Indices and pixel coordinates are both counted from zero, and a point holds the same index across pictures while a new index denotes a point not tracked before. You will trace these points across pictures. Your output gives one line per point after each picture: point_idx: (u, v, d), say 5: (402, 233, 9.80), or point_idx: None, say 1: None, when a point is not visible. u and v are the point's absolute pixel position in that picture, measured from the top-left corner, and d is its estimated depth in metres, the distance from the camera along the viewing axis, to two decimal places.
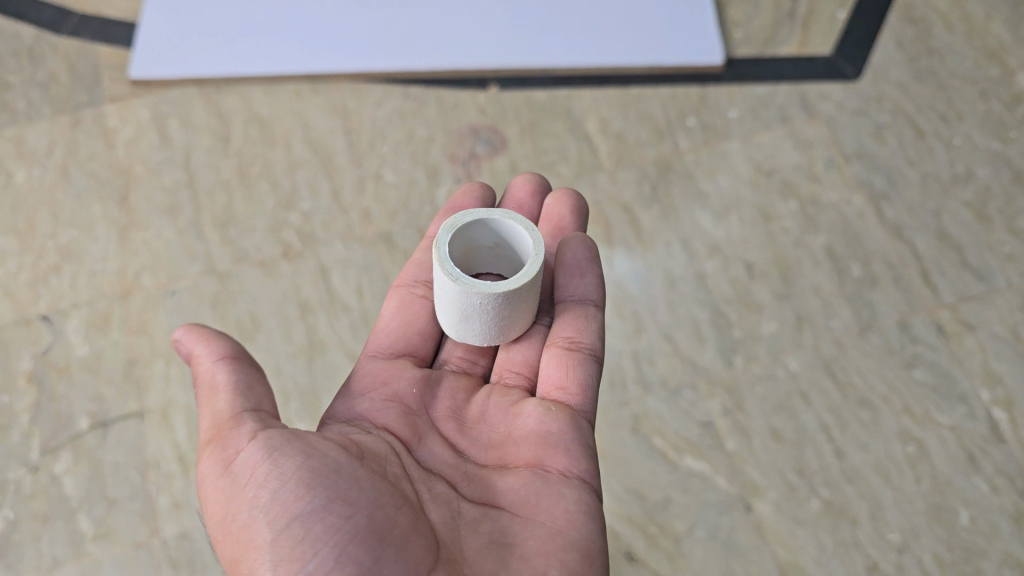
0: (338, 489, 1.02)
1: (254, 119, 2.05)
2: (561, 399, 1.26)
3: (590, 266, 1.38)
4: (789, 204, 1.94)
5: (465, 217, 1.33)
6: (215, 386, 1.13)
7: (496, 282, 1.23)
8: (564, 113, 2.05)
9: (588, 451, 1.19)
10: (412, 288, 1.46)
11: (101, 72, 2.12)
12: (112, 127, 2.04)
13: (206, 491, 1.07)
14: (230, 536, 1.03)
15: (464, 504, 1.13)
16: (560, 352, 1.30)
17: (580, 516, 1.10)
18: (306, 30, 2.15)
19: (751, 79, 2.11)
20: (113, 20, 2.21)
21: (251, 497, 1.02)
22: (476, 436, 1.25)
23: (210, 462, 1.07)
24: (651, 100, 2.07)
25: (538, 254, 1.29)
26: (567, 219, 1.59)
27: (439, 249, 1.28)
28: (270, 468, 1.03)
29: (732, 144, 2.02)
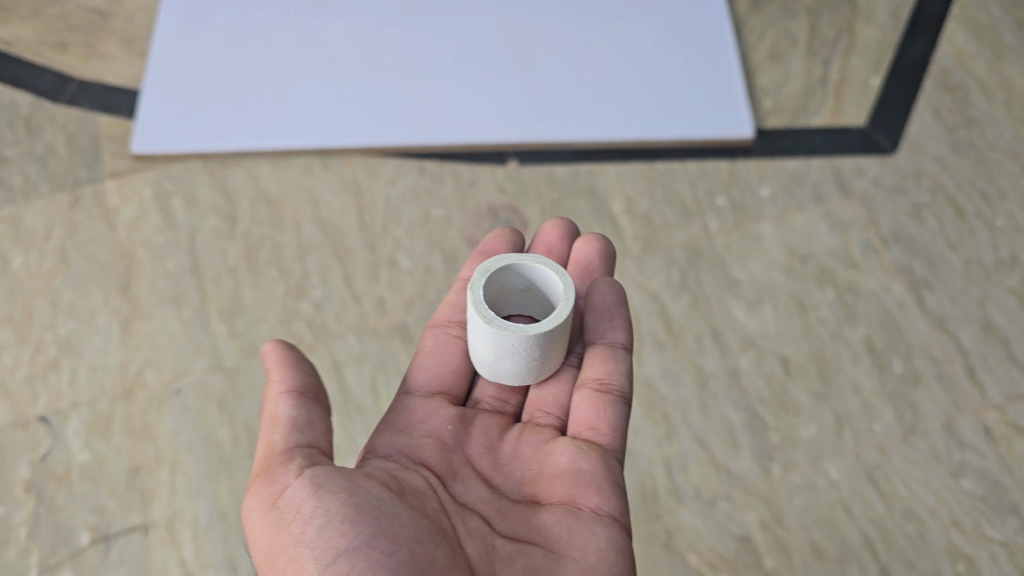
0: (380, 526, 1.02)
1: (262, 196, 1.94)
2: (592, 438, 1.27)
3: (619, 311, 1.39)
4: (826, 293, 1.85)
5: (497, 262, 1.29)
6: (275, 418, 1.15)
7: (530, 324, 1.21)
8: (588, 190, 1.95)
9: (619, 490, 1.21)
10: (446, 328, 1.42)
11: (102, 146, 2.01)
12: (113, 207, 1.93)
13: (253, 524, 1.08)
14: (276, 568, 1.04)
15: (498, 540, 1.13)
16: (591, 393, 1.32)
17: (609, 553, 1.12)
18: (316, 99, 2.04)
19: (782, 152, 2.01)
20: (113, 87, 2.10)
21: (298, 532, 1.03)
22: (510, 472, 1.25)
23: (259, 492, 1.08)
24: (679, 176, 1.98)
25: (567, 296, 1.26)
26: (596, 264, 1.54)
27: (473, 292, 1.26)
28: (316, 504, 1.03)
29: (764, 225, 1.92)
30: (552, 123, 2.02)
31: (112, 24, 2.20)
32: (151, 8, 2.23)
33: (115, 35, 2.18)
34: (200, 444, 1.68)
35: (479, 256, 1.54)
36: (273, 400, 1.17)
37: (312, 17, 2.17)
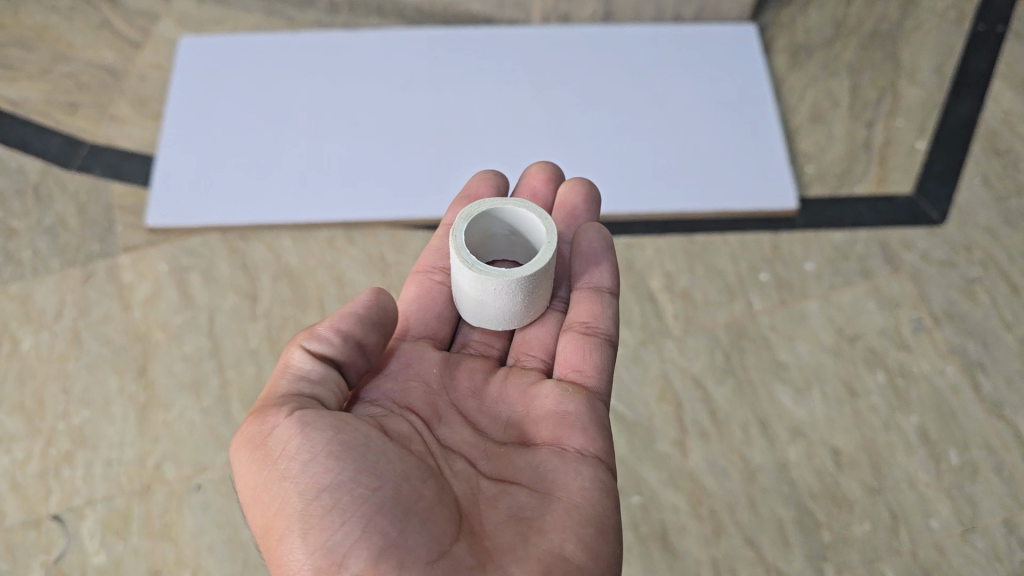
0: (366, 463, 0.99)
1: (284, 272, 1.85)
2: (579, 380, 1.25)
3: (605, 255, 1.37)
4: (877, 376, 1.77)
5: (478, 208, 1.31)
6: (288, 362, 1.12)
7: (511, 269, 1.22)
8: (626, 265, 1.88)
9: (605, 431, 1.16)
10: (432, 274, 1.43)
11: (115, 216, 1.92)
12: (128, 284, 1.84)
13: (240, 464, 1.05)
14: (260, 504, 1.00)
15: (483, 480, 1.09)
16: (578, 336, 1.30)
17: (597, 492, 1.06)
18: (341, 169, 1.95)
19: (826, 225, 1.94)
20: (126, 151, 2.02)
21: (282, 469, 0.99)
22: (496, 416, 1.22)
23: (249, 428, 1.05)
24: (720, 250, 1.90)
25: (550, 240, 1.27)
26: (580, 207, 1.57)
27: (457, 238, 1.27)
28: (303, 441, 1.00)
29: (810, 303, 1.84)
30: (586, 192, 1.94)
31: (124, 83, 2.11)
32: (165, 65, 2.14)
33: (127, 95, 2.09)
34: (222, 544, 1.56)
35: (463, 201, 1.56)
36: (292, 351, 1.14)
37: (335, 80, 2.09)
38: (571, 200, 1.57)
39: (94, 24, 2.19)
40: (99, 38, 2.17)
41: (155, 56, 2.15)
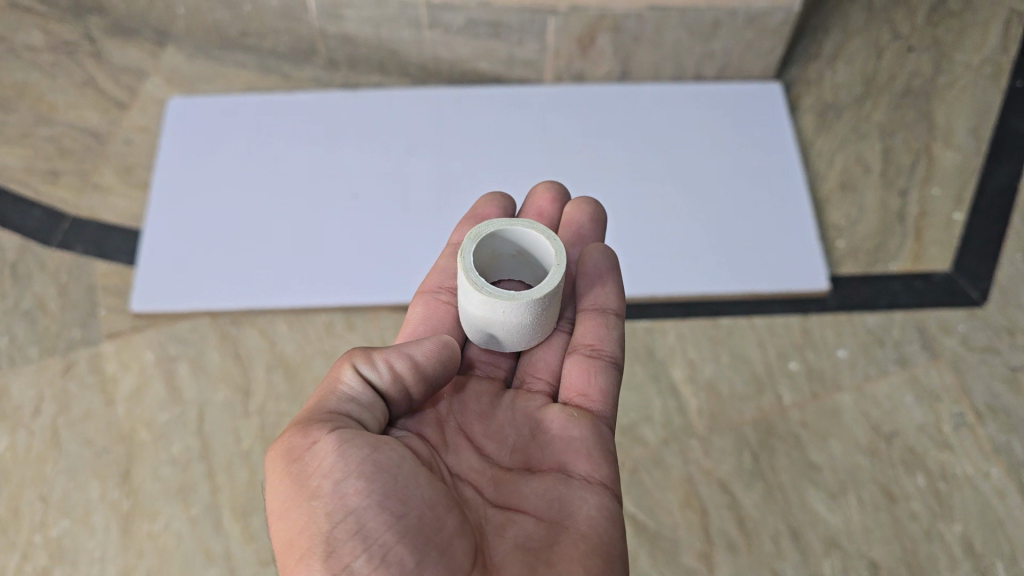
0: (395, 487, 0.98)
1: (279, 361, 1.73)
2: (584, 405, 1.20)
3: (611, 276, 1.32)
4: (916, 479, 1.63)
5: (486, 229, 1.21)
6: (336, 379, 1.09)
7: (521, 292, 1.15)
8: (646, 353, 1.75)
9: (611, 457, 1.12)
10: (437, 294, 1.35)
11: (98, 298, 1.80)
12: (111, 375, 1.71)
13: (272, 474, 1.02)
14: (286, 519, 0.98)
15: (490, 509, 1.08)
16: (583, 359, 1.24)
17: (603, 521, 1.04)
18: (338, 244, 1.82)
19: (859, 306, 1.81)
20: (110, 225, 1.89)
21: (314, 487, 0.97)
22: (503, 438, 1.18)
23: (287, 436, 1.03)
24: (746, 335, 1.77)
25: (560, 262, 1.19)
26: (587, 228, 1.48)
27: (465, 258, 1.19)
28: (338, 460, 0.98)
29: (844, 396, 1.71)
30: None
31: (109, 148, 1.97)
32: (153, 128, 2.00)
33: (112, 161, 1.96)
34: None
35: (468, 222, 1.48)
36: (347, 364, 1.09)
37: (333, 145, 1.95)
38: (579, 220, 1.48)
39: (77, 82, 2.05)
40: (83, 97, 2.03)
41: (142, 117, 2.02)
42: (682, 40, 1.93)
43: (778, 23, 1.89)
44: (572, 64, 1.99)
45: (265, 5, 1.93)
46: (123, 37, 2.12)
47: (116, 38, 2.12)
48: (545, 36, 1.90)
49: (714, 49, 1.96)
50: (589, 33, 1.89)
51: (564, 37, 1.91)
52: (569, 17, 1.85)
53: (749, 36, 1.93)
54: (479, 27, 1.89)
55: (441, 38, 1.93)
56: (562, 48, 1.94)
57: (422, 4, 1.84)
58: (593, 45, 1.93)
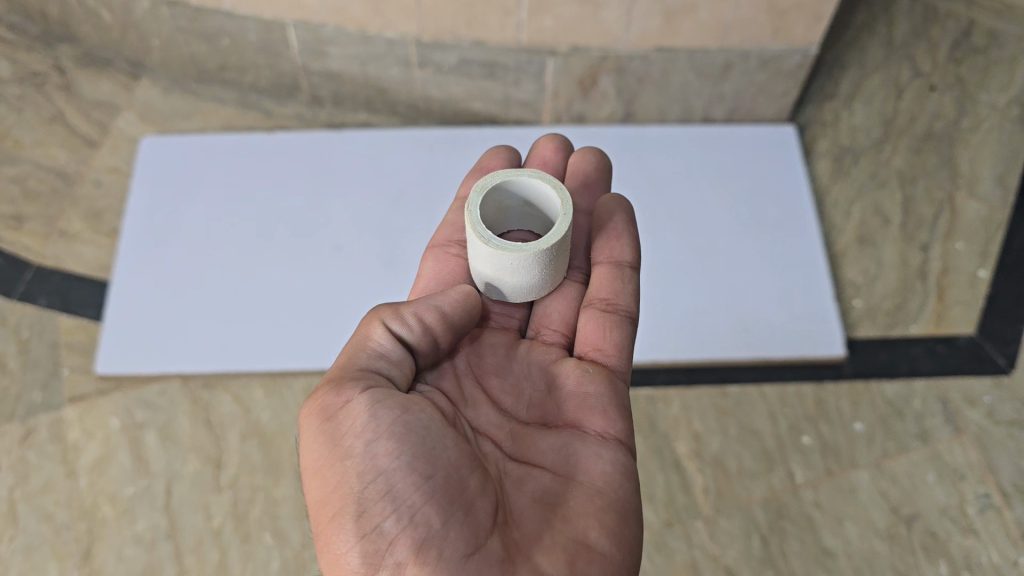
0: (424, 448, 0.97)
1: (254, 429, 1.61)
2: (599, 359, 1.20)
3: (627, 229, 1.31)
4: (939, 568, 1.50)
5: (490, 181, 1.20)
6: (371, 337, 1.08)
7: (529, 242, 1.13)
8: (648, 425, 1.63)
9: (625, 412, 1.11)
10: (448, 247, 1.37)
11: (62, 357, 1.68)
12: (73, 443, 1.59)
13: (305, 433, 1.01)
14: (318, 477, 0.97)
15: (508, 463, 1.08)
16: (599, 313, 1.24)
17: (620, 476, 1.03)
18: (321, 299, 1.70)
19: (877, 373, 1.69)
20: (76, 275, 1.76)
21: (345, 447, 0.96)
22: (520, 394, 1.19)
23: (321, 394, 1.02)
24: (756, 405, 1.66)
25: (567, 211, 1.17)
26: (593, 180, 1.48)
27: (471, 212, 1.18)
28: (369, 421, 0.96)
29: (861, 474, 1.59)
30: None
31: (77, 190, 1.85)
32: (124, 169, 1.88)
33: (80, 205, 1.83)
34: None
35: (474, 176, 1.48)
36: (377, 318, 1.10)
37: (317, 189, 1.83)
38: (587, 171, 1.49)
39: (45, 118, 1.93)
40: (51, 135, 1.91)
41: (113, 158, 1.89)
42: (690, 82, 1.80)
43: (793, 66, 1.77)
44: (572, 105, 1.87)
45: (244, 40, 1.80)
46: (94, 69, 1.99)
47: (87, 69, 1.99)
48: (543, 77, 1.78)
49: (724, 91, 1.84)
50: (590, 74, 1.77)
51: (564, 78, 1.78)
52: (569, 58, 1.72)
53: (762, 78, 1.80)
54: (473, 67, 1.77)
55: (432, 77, 1.81)
56: (561, 89, 1.81)
57: (411, 42, 1.72)
58: (594, 86, 1.80)
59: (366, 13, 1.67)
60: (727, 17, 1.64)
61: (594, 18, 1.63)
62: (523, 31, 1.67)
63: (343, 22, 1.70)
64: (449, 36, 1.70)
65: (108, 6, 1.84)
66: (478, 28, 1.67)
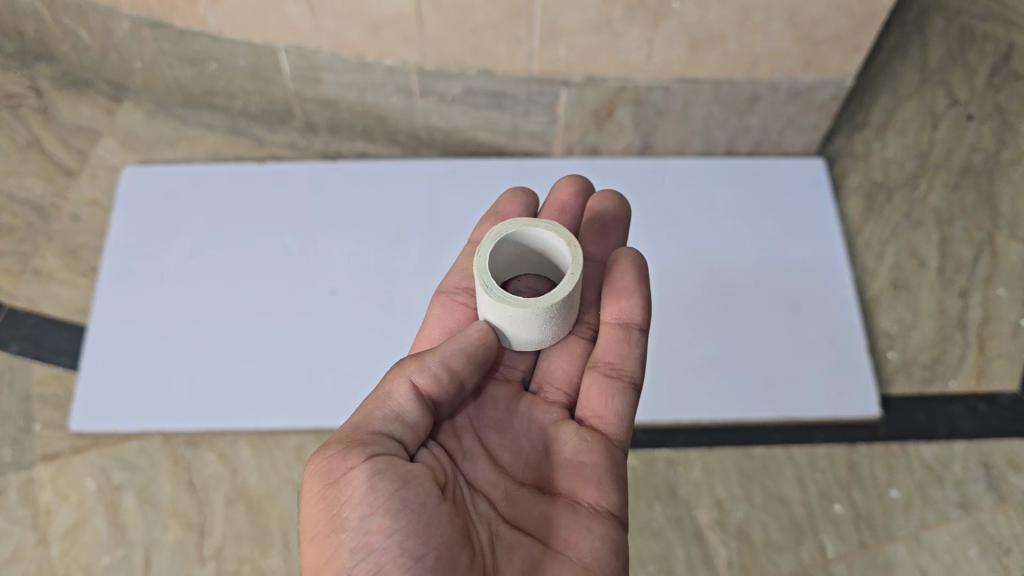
0: (418, 525, 0.86)
1: (240, 493, 1.48)
2: (598, 427, 1.09)
3: (639, 288, 1.17)
4: None
5: (506, 227, 1.08)
6: (391, 392, 0.96)
7: (530, 297, 1.02)
8: (667, 491, 1.51)
9: (622, 483, 1.02)
10: (455, 294, 1.26)
11: (33, 411, 1.55)
12: (45, 507, 1.47)
13: (305, 492, 0.91)
14: (313, 544, 0.87)
15: (501, 526, 0.98)
16: (603, 379, 1.12)
17: (609, 554, 0.95)
18: (315, 350, 1.58)
19: (914, 435, 1.57)
20: (51, 318, 1.63)
21: (340, 518, 0.86)
22: (519, 448, 1.08)
23: (324, 452, 0.91)
24: (784, 469, 1.54)
25: (576, 270, 1.05)
26: (611, 225, 1.35)
27: (481, 255, 1.07)
28: (367, 493, 0.86)
29: (898, 547, 1.47)
30: None
31: (53, 225, 1.72)
32: (104, 201, 1.75)
33: (56, 242, 1.70)
34: None
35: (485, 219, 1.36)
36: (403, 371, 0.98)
37: (311, 226, 1.70)
38: (605, 215, 1.35)
39: (21, 144, 1.80)
40: (26, 164, 1.78)
41: (92, 189, 1.76)
42: (714, 115, 1.67)
43: (825, 98, 1.63)
44: (586, 137, 1.73)
45: (232, 65, 1.67)
46: (74, 91, 1.86)
47: (66, 90, 1.86)
48: (555, 109, 1.65)
49: (750, 123, 1.70)
50: (606, 106, 1.64)
51: (578, 110, 1.65)
52: (583, 88, 1.59)
53: (791, 111, 1.67)
54: (479, 97, 1.64)
55: (435, 107, 1.68)
56: (575, 121, 1.68)
57: (413, 70, 1.59)
58: (610, 118, 1.67)
59: (364, 39, 1.54)
60: (756, 48, 1.50)
61: (612, 47, 1.50)
62: (534, 61, 1.53)
63: (339, 49, 1.57)
64: (454, 64, 1.56)
65: (87, 27, 1.71)
66: (485, 57, 1.54)
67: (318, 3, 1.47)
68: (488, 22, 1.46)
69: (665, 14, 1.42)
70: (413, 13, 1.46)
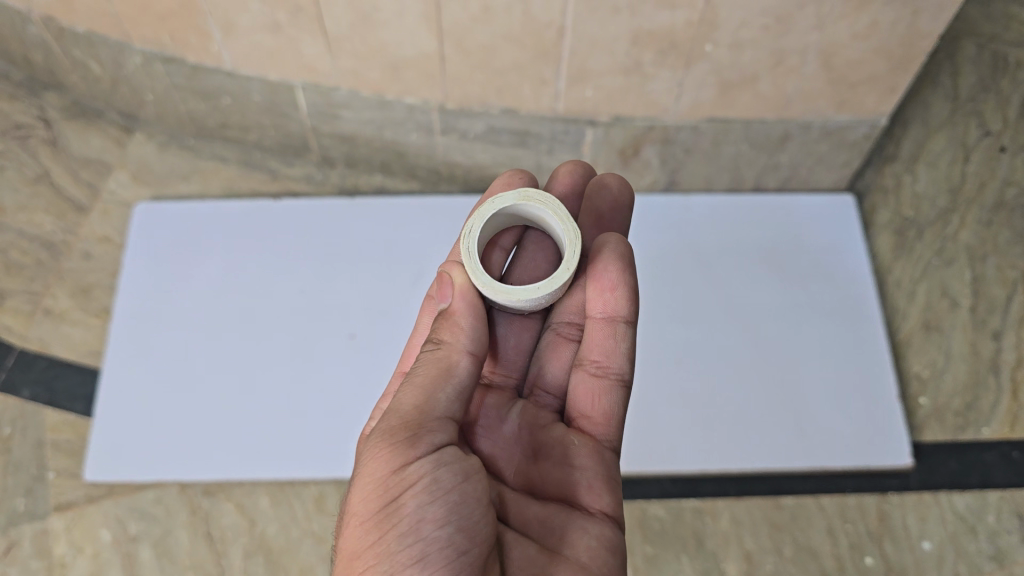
0: (468, 523, 0.84)
1: (258, 545, 1.45)
2: (586, 428, 1.04)
3: (623, 279, 1.05)
4: None
5: (544, 200, 1.03)
6: (450, 368, 0.94)
7: (482, 271, 1.00)
8: (694, 543, 1.49)
9: (615, 482, 0.98)
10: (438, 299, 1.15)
11: (47, 459, 1.51)
12: (59, 559, 1.44)
13: (359, 469, 0.87)
14: (359, 522, 0.84)
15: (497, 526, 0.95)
16: (588, 380, 1.06)
17: (605, 553, 0.91)
18: (334, 395, 1.54)
19: (946, 484, 1.54)
20: (64, 361, 1.60)
21: (396, 502, 0.83)
22: (512, 452, 1.06)
23: (386, 433, 0.87)
24: (814, 520, 1.50)
25: (541, 288, 1.00)
26: (609, 216, 1.21)
27: (500, 205, 1.03)
28: (431, 483, 0.84)
29: None
30: (638, 437, 1.55)
31: (64, 263, 1.68)
32: (117, 238, 1.71)
33: (67, 280, 1.66)
34: None
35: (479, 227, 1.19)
36: (454, 331, 0.97)
37: (328, 264, 1.66)
38: (601, 206, 1.21)
39: (30, 178, 1.76)
40: (36, 198, 1.74)
41: (104, 225, 1.72)
42: (743, 152, 1.65)
43: (858, 136, 1.60)
44: None
45: (247, 100, 1.63)
46: (83, 121, 1.82)
47: (76, 120, 1.82)
48: (581, 148, 1.61)
49: (779, 161, 1.68)
50: (633, 145, 1.60)
51: (603, 148, 1.61)
52: (610, 128, 1.55)
53: (822, 149, 1.64)
54: (502, 135, 1.60)
55: (456, 144, 1.64)
56: (600, 159, 1.65)
57: (434, 108, 1.55)
58: (637, 156, 1.64)
59: (385, 78, 1.50)
60: (789, 89, 1.46)
61: (641, 89, 1.46)
62: (560, 101, 1.50)
63: (358, 86, 1.53)
64: (477, 103, 1.53)
65: (96, 59, 1.67)
66: (509, 97, 1.50)
67: (337, 43, 1.43)
68: (513, 63, 1.42)
69: (698, 56, 1.38)
70: (435, 54, 1.42)
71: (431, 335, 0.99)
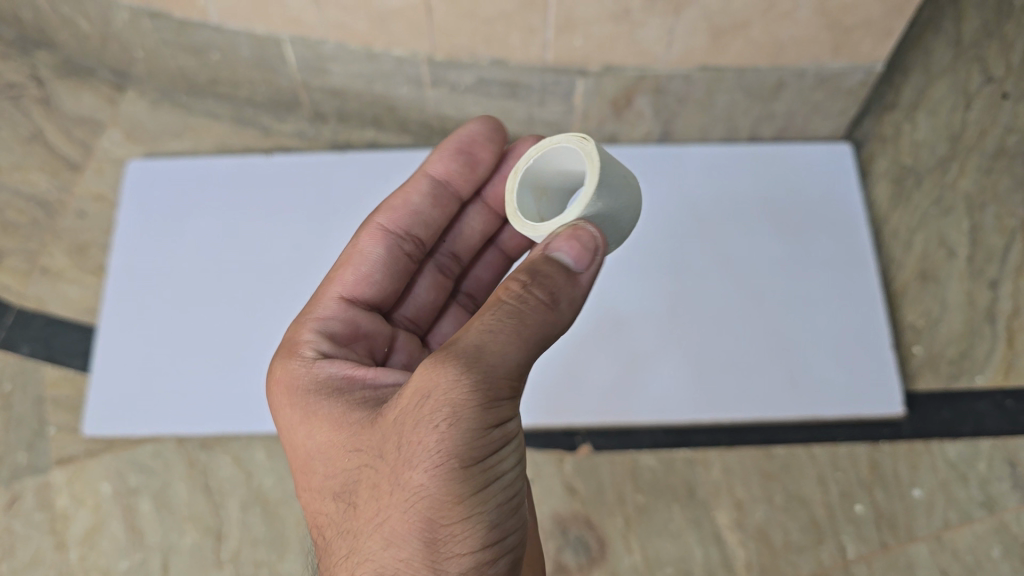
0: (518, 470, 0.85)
1: (256, 496, 1.47)
2: None
3: None
4: None
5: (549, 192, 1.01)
6: (547, 335, 0.82)
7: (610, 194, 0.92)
8: (685, 491, 1.50)
9: None
10: (400, 240, 1.13)
11: (47, 414, 1.54)
12: (62, 511, 1.47)
13: (451, 405, 0.74)
14: (455, 467, 0.74)
15: None
16: None
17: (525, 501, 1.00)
18: None
19: (939, 433, 1.53)
20: (62, 319, 1.62)
21: (492, 458, 0.77)
22: None
23: (492, 387, 0.75)
24: (805, 469, 1.51)
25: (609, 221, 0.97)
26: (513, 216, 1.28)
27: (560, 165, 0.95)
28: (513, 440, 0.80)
29: (920, 548, 1.43)
30: (628, 387, 1.56)
31: (60, 222, 1.69)
32: (110, 195, 1.72)
33: (64, 240, 1.67)
34: None
35: (449, 157, 1.18)
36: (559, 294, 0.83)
37: (319, 219, 1.66)
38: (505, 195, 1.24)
39: (24, 137, 1.76)
40: (30, 157, 1.74)
41: (98, 183, 1.73)
42: (737, 102, 1.63)
43: (854, 84, 1.57)
44: (604, 126, 1.70)
45: (236, 55, 1.62)
46: (75, 79, 1.82)
47: (68, 78, 1.82)
48: (572, 99, 1.60)
49: (775, 110, 1.66)
50: (625, 95, 1.59)
51: (595, 99, 1.60)
52: (601, 78, 1.54)
53: (819, 97, 1.62)
54: (493, 87, 1.59)
55: (447, 96, 1.63)
56: (592, 110, 1.64)
57: (423, 61, 1.54)
58: (629, 106, 1.63)
59: (373, 30, 1.48)
60: (783, 35, 1.44)
61: (630, 38, 1.44)
62: (549, 51, 1.48)
63: (345, 39, 1.52)
64: (466, 55, 1.52)
65: (84, 16, 1.66)
66: (498, 47, 1.49)
67: None
68: (500, 13, 1.41)
69: (687, 2, 1.36)
70: (422, 5, 1.41)
71: (545, 286, 0.82)
